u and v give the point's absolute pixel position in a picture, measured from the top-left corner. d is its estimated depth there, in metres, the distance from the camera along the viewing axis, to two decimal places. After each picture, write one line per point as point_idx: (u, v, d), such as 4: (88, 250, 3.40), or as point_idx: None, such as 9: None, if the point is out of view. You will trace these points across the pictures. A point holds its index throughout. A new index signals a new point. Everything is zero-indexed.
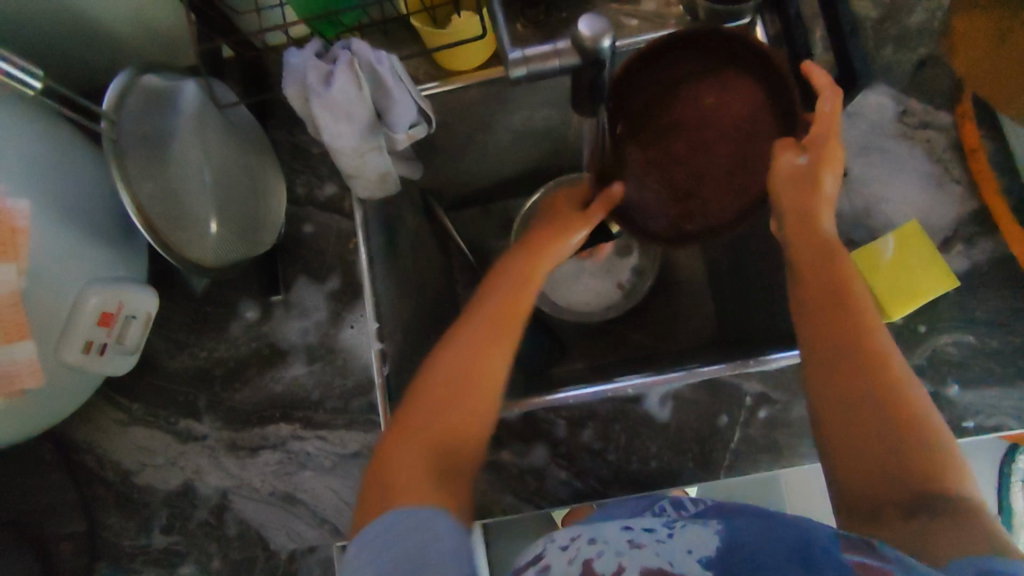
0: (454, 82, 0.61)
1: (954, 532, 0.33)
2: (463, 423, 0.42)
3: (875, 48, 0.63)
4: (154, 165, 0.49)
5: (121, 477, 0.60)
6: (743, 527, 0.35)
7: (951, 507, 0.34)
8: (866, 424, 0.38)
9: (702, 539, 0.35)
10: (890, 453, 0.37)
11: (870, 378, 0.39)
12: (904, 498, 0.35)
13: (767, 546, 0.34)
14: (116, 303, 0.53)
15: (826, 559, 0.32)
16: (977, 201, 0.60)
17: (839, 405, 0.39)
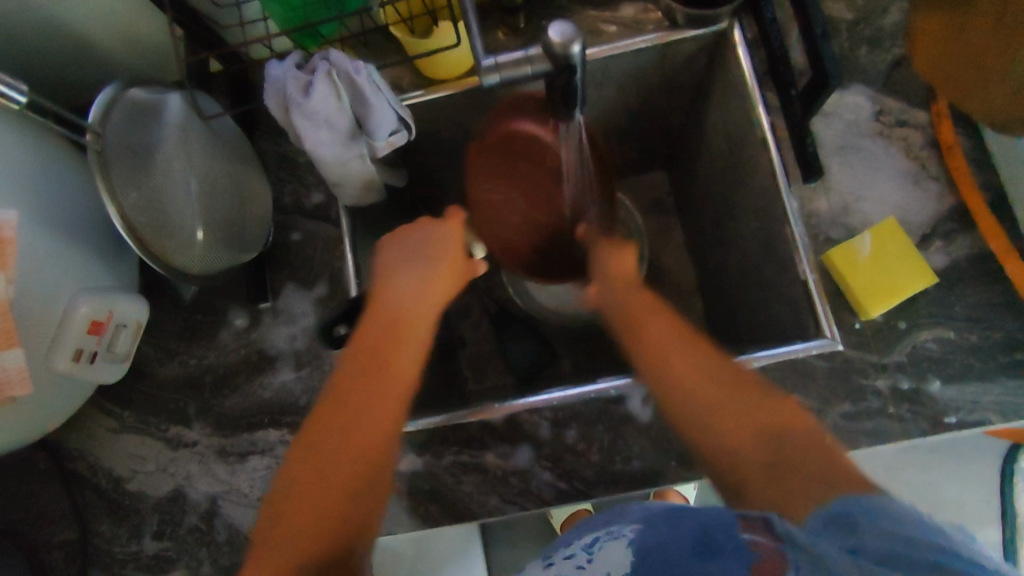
0: (438, 91, 0.63)
1: (822, 484, 0.39)
2: (360, 437, 0.44)
3: (849, 50, 0.64)
4: (139, 175, 0.50)
5: (113, 484, 0.61)
6: (654, 532, 0.41)
7: (818, 469, 0.41)
8: (733, 424, 0.47)
9: (619, 554, 0.41)
10: (762, 455, 0.44)
11: (712, 396, 0.49)
12: (779, 477, 0.42)
13: (674, 547, 0.39)
14: (105, 312, 0.54)
15: (728, 543, 0.37)
16: (954, 198, 0.60)
17: (711, 417, 0.48)
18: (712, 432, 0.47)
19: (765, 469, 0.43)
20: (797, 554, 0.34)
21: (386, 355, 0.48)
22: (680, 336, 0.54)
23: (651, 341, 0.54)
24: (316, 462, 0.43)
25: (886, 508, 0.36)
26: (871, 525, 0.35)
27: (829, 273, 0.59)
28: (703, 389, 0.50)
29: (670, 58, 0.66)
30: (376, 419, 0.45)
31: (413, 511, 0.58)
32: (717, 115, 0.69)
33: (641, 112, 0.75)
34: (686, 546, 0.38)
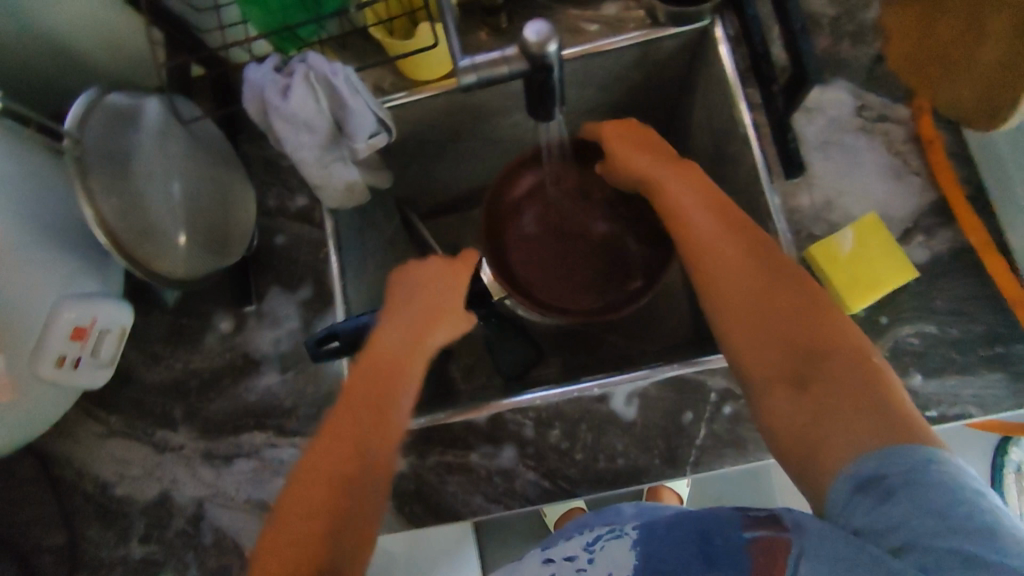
0: (421, 92, 0.62)
1: (867, 429, 0.35)
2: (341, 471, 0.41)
3: (831, 46, 0.64)
4: (118, 180, 0.50)
5: (100, 488, 0.62)
6: (652, 535, 0.40)
7: (861, 402, 0.36)
8: (779, 326, 0.41)
9: (621, 557, 0.40)
10: (780, 352, 0.40)
11: (760, 291, 0.43)
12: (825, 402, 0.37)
13: (677, 546, 0.38)
14: (89, 317, 0.54)
15: (726, 547, 0.36)
16: (935, 192, 0.60)
17: (745, 308, 0.43)
18: (740, 335, 0.43)
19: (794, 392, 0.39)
20: (803, 539, 0.34)
21: (373, 372, 0.48)
22: (705, 209, 0.47)
23: (676, 207, 0.49)
24: (292, 499, 0.40)
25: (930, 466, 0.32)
26: (898, 511, 0.32)
27: (812, 268, 0.59)
28: (727, 265, 0.44)
29: (652, 55, 0.66)
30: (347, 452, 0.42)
31: (398, 511, 0.58)
32: (701, 112, 0.69)
33: (626, 111, 0.75)
34: (687, 549, 0.38)
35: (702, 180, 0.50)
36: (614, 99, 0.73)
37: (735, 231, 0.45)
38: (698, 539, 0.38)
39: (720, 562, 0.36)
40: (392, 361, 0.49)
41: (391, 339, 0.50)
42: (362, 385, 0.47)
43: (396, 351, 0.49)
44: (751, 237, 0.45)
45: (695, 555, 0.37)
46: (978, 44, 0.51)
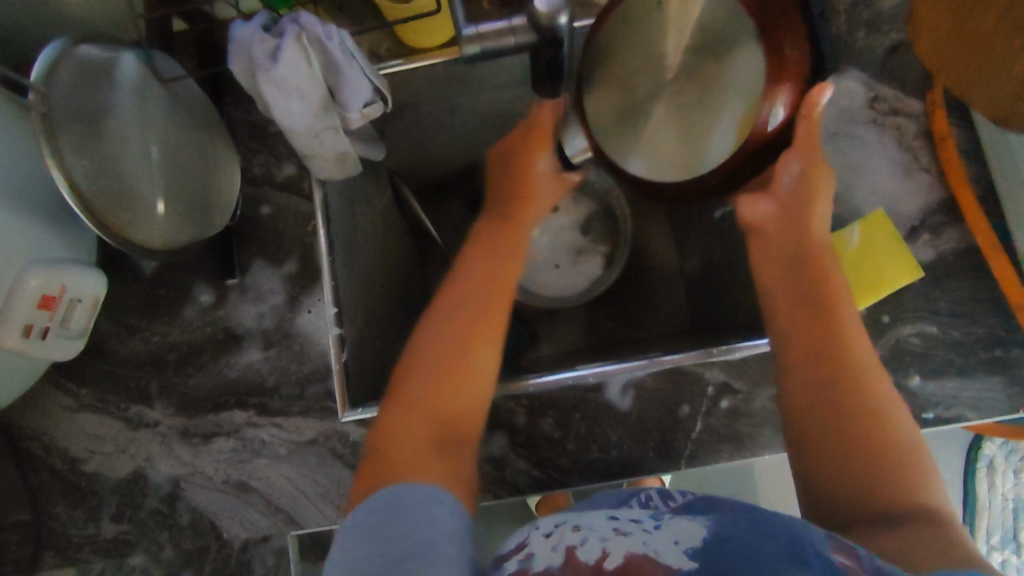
0: (420, 60, 0.59)
1: (933, 534, 0.38)
2: (447, 406, 0.49)
3: (847, 34, 0.62)
4: (90, 140, 0.47)
5: (69, 465, 0.59)
6: (731, 521, 0.38)
7: (923, 530, 0.39)
8: (830, 418, 0.45)
9: (691, 530, 0.37)
10: (835, 434, 0.45)
11: (832, 378, 0.47)
12: (884, 500, 0.41)
13: (760, 540, 0.36)
14: (57, 285, 0.51)
15: (816, 556, 0.34)
16: (943, 190, 0.59)
17: (811, 403, 0.47)
18: (818, 412, 0.46)
19: (875, 495, 0.42)
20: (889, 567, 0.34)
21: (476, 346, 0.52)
22: (795, 295, 0.53)
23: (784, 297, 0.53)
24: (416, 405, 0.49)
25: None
26: None
27: None
28: (849, 352, 0.48)
29: None
30: (465, 392, 0.50)
31: None
32: None
33: None
34: (773, 542, 0.36)
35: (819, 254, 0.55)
36: None
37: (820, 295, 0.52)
38: (787, 540, 0.35)
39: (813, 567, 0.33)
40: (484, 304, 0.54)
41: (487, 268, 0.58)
42: (471, 317, 0.53)
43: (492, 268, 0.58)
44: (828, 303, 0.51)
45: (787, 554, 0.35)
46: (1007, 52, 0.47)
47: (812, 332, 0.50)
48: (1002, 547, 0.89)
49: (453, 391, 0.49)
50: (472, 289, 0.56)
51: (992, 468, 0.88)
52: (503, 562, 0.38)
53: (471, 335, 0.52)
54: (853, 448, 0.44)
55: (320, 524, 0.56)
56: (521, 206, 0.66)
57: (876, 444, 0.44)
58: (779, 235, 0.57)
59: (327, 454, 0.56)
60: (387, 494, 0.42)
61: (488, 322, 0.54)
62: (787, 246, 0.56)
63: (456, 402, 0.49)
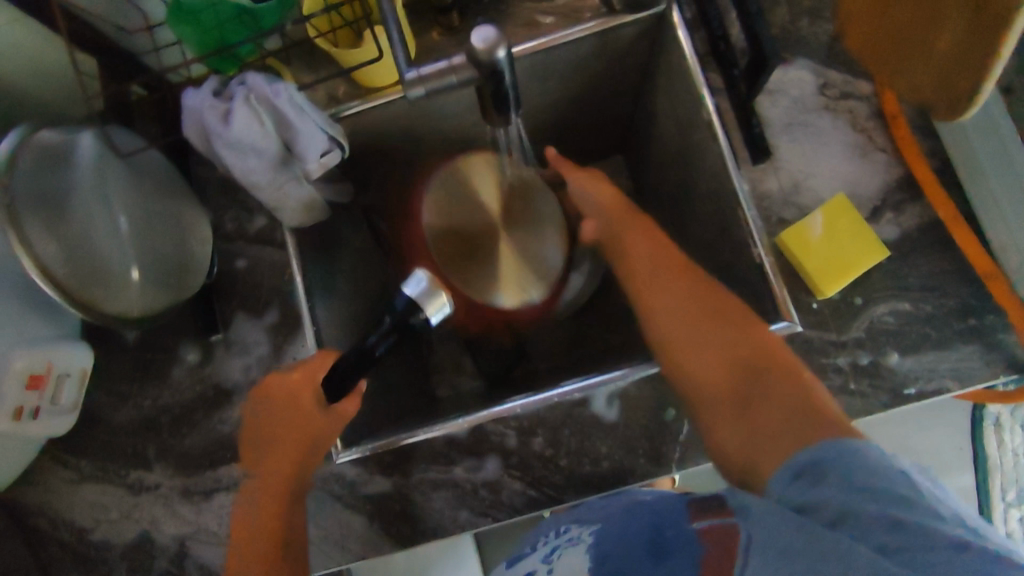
0: (377, 99, 0.61)
1: (794, 430, 0.42)
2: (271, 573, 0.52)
3: (790, 24, 0.64)
4: (55, 222, 0.48)
5: (76, 536, 0.60)
6: (608, 536, 0.47)
7: (796, 420, 0.43)
8: (710, 345, 0.50)
9: (579, 561, 0.47)
10: (716, 366, 0.49)
11: (711, 312, 0.52)
12: (764, 403, 0.45)
13: (629, 548, 0.45)
14: (44, 363, 0.53)
15: (679, 538, 0.42)
16: (901, 167, 0.60)
17: (687, 336, 0.51)
18: (695, 380, 0.50)
19: (749, 410, 0.46)
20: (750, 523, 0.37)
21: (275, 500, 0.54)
22: (653, 257, 0.57)
23: (638, 267, 0.57)
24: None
25: (860, 455, 0.38)
26: (852, 500, 0.36)
27: (783, 253, 0.59)
28: (671, 333, 0.52)
29: (611, 45, 0.65)
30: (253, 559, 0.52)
31: (386, 533, 0.57)
32: (665, 100, 0.68)
33: (588, 104, 0.74)
34: (641, 545, 0.44)
35: (656, 240, 0.58)
36: (575, 92, 0.71)
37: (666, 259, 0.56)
38: (651, 534, 0.45)
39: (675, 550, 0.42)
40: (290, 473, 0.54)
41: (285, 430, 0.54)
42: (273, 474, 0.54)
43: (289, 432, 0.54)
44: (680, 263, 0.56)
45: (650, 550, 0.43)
46: (942, 26, 0.46)
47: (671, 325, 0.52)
48: (1017, 503, 0.89)
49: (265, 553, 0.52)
50: (270, 415, 0.55)
51: (998, 425, 0.89)
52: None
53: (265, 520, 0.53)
54: (730, 378, 0.48)
55: (326, 566, 0.57)
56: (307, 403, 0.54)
57: (746, 371, 0.48)
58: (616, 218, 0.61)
59: (327, 497, 0.58)
60: None
61: (283, 465, 0.54)
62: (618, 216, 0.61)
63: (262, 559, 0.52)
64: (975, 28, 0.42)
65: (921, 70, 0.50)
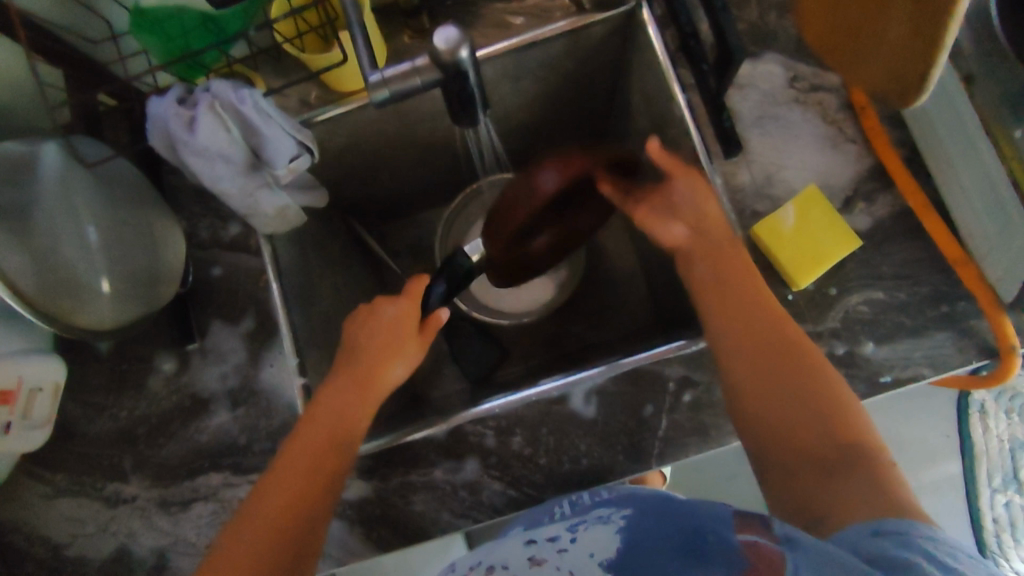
0: (346, 104, 0.61)
1: (858, 493, 0.44)
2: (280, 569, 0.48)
3: (759, 19, 0.64)
4: (17, 235, 0.48)
5: (52, 552, 0.59)
6: (639, 526, 0.43)
7: (861, 475, 0.45)
8: (783, 379, 0.50)
9: (604, 540, 0.43)
10: (783, 410, 0.49)
11: (785, 345, 0.51)
12: (823, 455, 0.47)
13: (664, 538, 0.42)
14: (14, 379, 0.52)
15: (716, 541, 0.40)
16: (872, 157, 0.61)
17: (767, 360, 0.50)
18: (766, 399, 0.49)
19: (827, 453, 0.46)
20: (796, 552, 0.37)
21: (301, 508, 0.50)
22: (715, 276, 0.55)
23: (715, 276, 0.55)
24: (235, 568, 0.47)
25: (920, 529, 0.40)
26: (908, 557, 0.38)
27: (757, 245, 0.59)
28: (774, 341, 0.51)
29: (583, 44, 0.65)
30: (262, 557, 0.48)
31: (366, 537, 0.57)
32: (638, 98, 0.68)
33: (563, 104, 0.75)
34: (679, 544, 0.41)
35: (733, 253, 0.56)
36: (550, 93, 0.72)
37: (743, 281, 0.54)
38: (693, 533, 0.41)
39: (710, 551, 0.39)
40: (313, 471, 0.52)
41: (323, 422, 0.53)
42: (299, 470, 0.51)
43: (329, 425, 0.53)
44: (761, 287, 0.54)
45: (686, 550, 0.40)
46: (887, 17, 0.46)
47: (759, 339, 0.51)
48: None
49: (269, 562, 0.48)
50: (344, 405, 0.54)
51: None
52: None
53: (282, 534, 0.49)
54: (800, 417, 0.48)
55: None
56: (366, 390, 0.56)
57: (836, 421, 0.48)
58: (692, 215, 0.58)
59: None
60: None
61: (326, 453, 0.52)
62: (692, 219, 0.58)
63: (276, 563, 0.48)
64: (916, 22, 0.43)
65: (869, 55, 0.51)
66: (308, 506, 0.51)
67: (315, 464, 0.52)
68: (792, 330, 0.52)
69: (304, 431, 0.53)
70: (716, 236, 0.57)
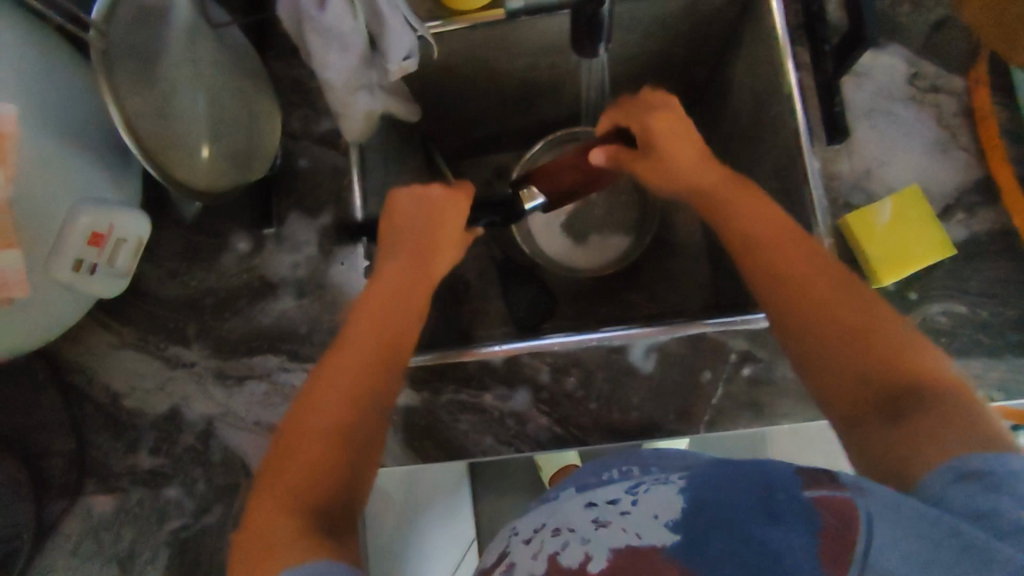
0: (458, 22, 0.60)
1: (950, 428, 0.38)
2: (341, 441, 0.44)
3: (891, 7, 0.62)
4: (143, 81, 0.48)
5: (109, 399, 0.61)
6: (704, 486, 0.38)
7: (946, 410, 0.39)
8: (831, 314, 0.45)
9: (668, 502, 0.38)
10: (836, 329, 0.45)
11: (795, 262, 0.49)
12: (882, 388, 0.41)
13: (737, 495, 0.36)
14: (107, 224, 0.53)
15: (789, 499, 0.35)
16: (982, 169, 0.59)
17: (810, 292, 0.47)
18: (816, 338, 0.45)
19: (864, 389, 0.42)
20: (866, 502, 0.34)
21: (361, 384, 0.47)
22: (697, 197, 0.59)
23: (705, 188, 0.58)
24: (285, 474, 0.43)
25: (1011, 465, 0.35)
26: (998, 502, 0.33)
27: (845, 237, 0.59)
28: (782, 254, 0.49)
29: (702, 5, 0.64)
30: (344, 419, 0.45)
31: (408, 445, 0.58)
32: (745, 69, 0.67)
33: (666, 67, 0.74)
34: (749, 500, 0.36)
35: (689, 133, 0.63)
36: (656, 50, 0.70)
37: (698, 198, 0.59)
38: (764, 491, 0.36)
39: (786, 515, 0.34)
40: (374, 328, 0.50)
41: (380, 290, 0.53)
42: (364, 339, 0.49)
43: (382, 289, 0.53)
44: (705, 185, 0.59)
45: (758, 506, 0.35)
46: None
47: (751, 247, 0.51)
48: None
49: (318, 453, 0.43)
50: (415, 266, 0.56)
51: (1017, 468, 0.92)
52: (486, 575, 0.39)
53: (343, 397, 0.46)
54: (859, 337, 0.44)
55: None
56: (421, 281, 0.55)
57: (874, 346, 0.43)
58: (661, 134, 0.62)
59: None
60: None
61: (381, 343, 0.49)
62: (671, 138, 0.62)
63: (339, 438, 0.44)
64: None
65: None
66: (359, 409, 0.46)
67: (377, 325, 0.50)
68: (784, 230, 0.51)
69: (367, 301, 0.52)
70: (665, 138, 0.62)
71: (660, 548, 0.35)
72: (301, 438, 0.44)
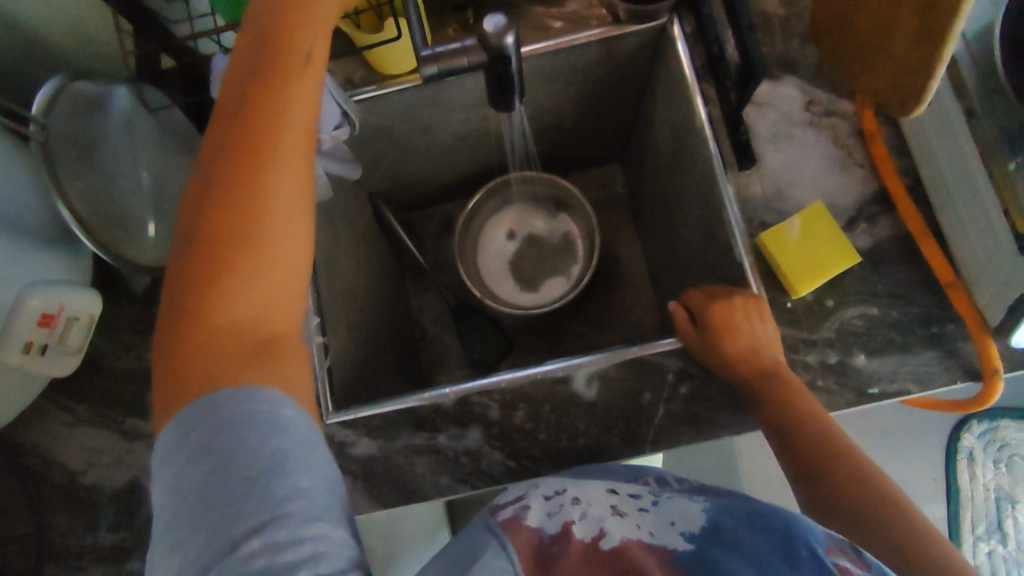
0: (391, 86, 0.64)
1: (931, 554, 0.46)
2: (227, 286, 0.39)
3: (781, 44, 0.68)
4: (83, 168, 0.53)
5: (67, 478, 0.61)
6: (726, 511, 0.43)
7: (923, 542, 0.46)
8: (811, 438, 0.51)
9: (691, 514, 0.43)
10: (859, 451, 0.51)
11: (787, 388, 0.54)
12: (876, 512, 0.48)
13: (764, 535, 0.41)
14: (56, 304, 0.54)
15: (810, 558, 0.38)
16: (878, 182, 0.64)
17: (826, 424, 0.52)
18: (846, 462, 0.50)
19: (875, 516, 0.48)
20: None
21: (229, 221, 0.39)
22: None
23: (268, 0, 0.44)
24: (187, 352, 0.39)
25: None
26: None
27: (761, 254, 0.63)
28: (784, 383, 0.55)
29: (615, 52, 0.69)
30: (219, 271, 0.39)
31: (367, 492, 0.59)
32: (661, 106, 0.72)
33: (592, 112, 0.80)
34: (770, 545, 0.40)
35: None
36: (580, 97, 0.76)
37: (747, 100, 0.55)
38: (782, 541, 0.40)
39: (803, 564, 0.38)
40: (227, 152, 0.40)
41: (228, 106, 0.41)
42: (218, 167, 0.40)
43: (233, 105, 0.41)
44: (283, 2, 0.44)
45: (776, 554, 0.39)
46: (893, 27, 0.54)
47: (741, 359, 0.56)
48: (986, 537, 1.03)
49: (213, 337, 0.39)
50: (279, 96, 0.41)
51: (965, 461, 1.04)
52: (494, 508, 0.44)
53: (209, 246, 0.39)
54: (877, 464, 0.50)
55: None
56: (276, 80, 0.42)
57: (861, 475, 0.50)
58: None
59: None
60: (183, 427, 0.37)
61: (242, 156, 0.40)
62: None
63: (226, 292, 0.39)
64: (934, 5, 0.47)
65: (893, 70, 0.57)
66: (242, 248, 0.40)
67: (230, 148, 0.40)
68: (740, 357, 0.56)
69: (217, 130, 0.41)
70: None
71: (674, 549, 0.41)
72: (188, 310, 0.39)
